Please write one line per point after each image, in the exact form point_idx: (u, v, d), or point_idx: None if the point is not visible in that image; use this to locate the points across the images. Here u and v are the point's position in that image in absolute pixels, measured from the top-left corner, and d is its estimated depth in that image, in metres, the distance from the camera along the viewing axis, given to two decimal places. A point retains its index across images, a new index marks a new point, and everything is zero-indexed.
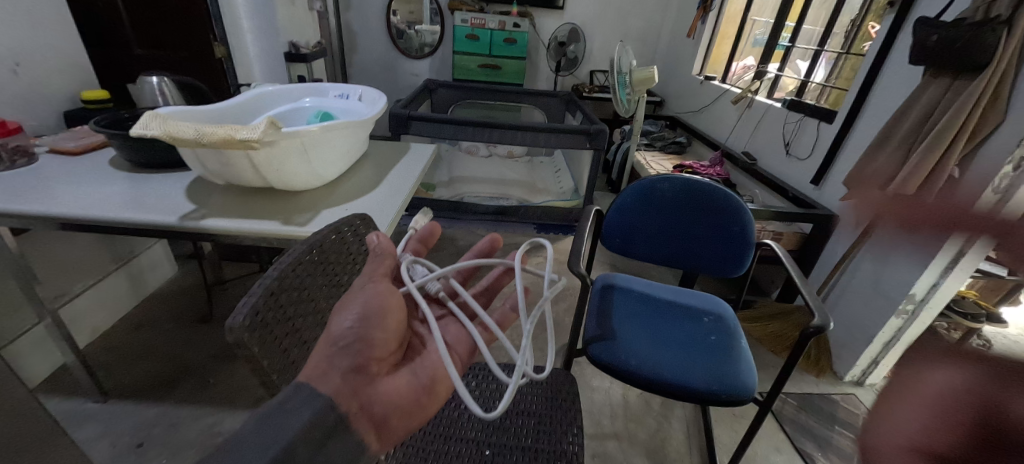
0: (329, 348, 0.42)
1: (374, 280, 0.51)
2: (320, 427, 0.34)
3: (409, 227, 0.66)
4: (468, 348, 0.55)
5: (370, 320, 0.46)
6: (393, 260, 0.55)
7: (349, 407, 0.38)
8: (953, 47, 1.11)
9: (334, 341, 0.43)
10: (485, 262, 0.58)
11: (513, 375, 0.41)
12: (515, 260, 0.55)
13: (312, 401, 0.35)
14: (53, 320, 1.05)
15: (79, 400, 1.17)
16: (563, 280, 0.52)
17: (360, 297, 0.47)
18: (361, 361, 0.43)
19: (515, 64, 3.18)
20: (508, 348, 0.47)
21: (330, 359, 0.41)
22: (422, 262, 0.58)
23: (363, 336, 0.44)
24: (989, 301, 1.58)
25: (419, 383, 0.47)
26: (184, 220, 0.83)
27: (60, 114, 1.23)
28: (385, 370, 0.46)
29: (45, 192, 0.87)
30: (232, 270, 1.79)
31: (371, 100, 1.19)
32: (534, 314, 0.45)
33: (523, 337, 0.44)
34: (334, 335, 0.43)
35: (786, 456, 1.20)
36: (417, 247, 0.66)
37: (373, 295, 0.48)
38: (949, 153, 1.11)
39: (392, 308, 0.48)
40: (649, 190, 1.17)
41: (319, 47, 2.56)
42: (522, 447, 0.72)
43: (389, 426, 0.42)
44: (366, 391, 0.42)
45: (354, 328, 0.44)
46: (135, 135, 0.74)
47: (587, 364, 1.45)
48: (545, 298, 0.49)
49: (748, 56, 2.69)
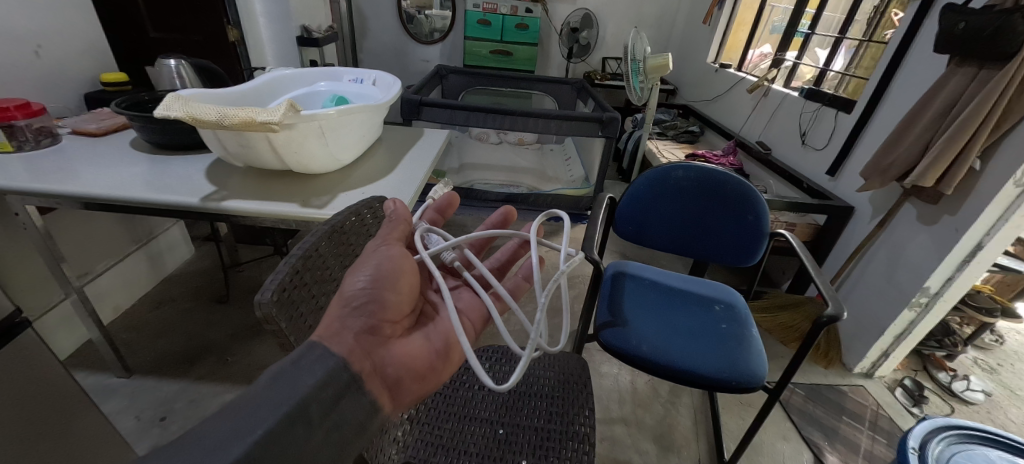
0: (342, 308, 0.42)
1: (388, 243, 0.52)
2: (334, 385, 0.32)
3: (427, 196, 0.68)
4: (480, 315, 0.58)
5: (382, 282, 0.47)
6: (408, 227, 0.58)
7: (362, 367, 0.36)
8: (981, 36, 1.07)
9: (347, 301, 0.43)
10: (500, 233, 0.58)
11: (526, 348, 0.42)
12: (532, 232, 0.56)
13: (325, 359, 0.33)
14: (79, 297, 1.08)
15: (104, 375, 1.22)
16: (580, 256, 0.53)
17: (373, 259, 0.49)
18: (373, 323, 0.43)
19: (527, 50, 3.14)
20: (522, 320, 0.47)
21: (343, 320, 0.40)
22: (437, 231, 0.59)
23: (376, 297, 0.45)
24: (1005, 296, 1.56)
25: (433, 347, 0.50)
26: (205, 200, 0.85)
27: (81, 96, 1.26)
28: (398, 333, 0.47)
29: (70, 172, 0.89)
30: (248, 253, 1.83)
31: (385, 84, 1.19)
32: (548, 287, 0.45)
33: (538, 309, 0.44)
34: (346, 294, 0.44)
35: (793, 444, 1.21)
36: (434, 216, 0.68)
37: (386, 257, 0.50)
38: (972, 144, 1.09)
39: (407, 272, 0.50)
40: (662, 178, 1.17)
41: (331, 31, 2.56)
42: (535, 427, 0.73)
43: (400, 390, 0.41)
44: (380, 353, 0.41)
45: (367, 289, 0.45)
46: (159, 117, 0.75)
47: (596, 351, 1.48)
48: (562, 271, 0.49)
49: (766, 44, 2.63)
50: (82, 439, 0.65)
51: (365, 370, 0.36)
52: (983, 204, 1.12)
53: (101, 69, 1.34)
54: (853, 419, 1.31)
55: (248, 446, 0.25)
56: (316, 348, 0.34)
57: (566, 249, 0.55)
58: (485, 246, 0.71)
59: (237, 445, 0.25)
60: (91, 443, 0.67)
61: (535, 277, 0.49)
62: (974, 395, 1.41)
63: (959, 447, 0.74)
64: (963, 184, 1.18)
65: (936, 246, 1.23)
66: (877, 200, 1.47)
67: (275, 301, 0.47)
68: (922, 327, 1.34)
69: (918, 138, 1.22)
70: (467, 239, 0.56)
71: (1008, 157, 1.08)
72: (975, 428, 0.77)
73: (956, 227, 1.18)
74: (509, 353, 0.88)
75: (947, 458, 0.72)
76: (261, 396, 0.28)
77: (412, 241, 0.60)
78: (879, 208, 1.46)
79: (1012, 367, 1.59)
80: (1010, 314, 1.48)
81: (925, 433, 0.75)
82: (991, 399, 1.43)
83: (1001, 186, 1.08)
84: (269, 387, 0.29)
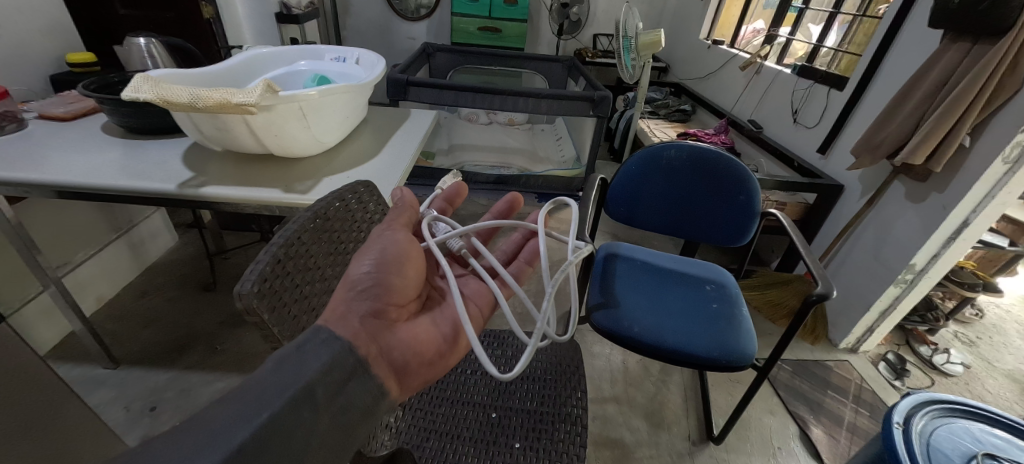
0: (347, 292, 0.41)
1: (393, 229, 0.51)
2: (340, 368, 0.31)
3: (437, 185, 0.66)
4: (488, 301, 0.57)
5: (387, 266, 0.46)
6: (414, 214, 0.56)
7: (368, 351, 0.35)
8: (976, 10, 1.05)
9: (352, 285, 0.42)
10: (505, 222, 0.56)
11: (531, 337, 0.41)
12: (539, 222, 0.55)
13: (330, 344, 0.32)
14: (58, 288, 1.05)
15: (89, 367, 1.19)
16: (588, 248, 0.51)
17: (377, 244, 0.48)
18: (379, 306, 0.43)
19: (517, 27, 3.03)
20: (529, 307, 0.46)
21: (350, 303, 0.40)
22: (446, 219, 0.57)
23: (381, 281, 0.45)
24: (986, 272, 1.60)
25: (441, 332, 0.50)
26: (183, 187, 0.81)
27: (46, 79, 1.19)
28: (405, 317, 0.47)
29: (40, 158, 0.84)
30: (233, 240, 1.79)
31: (369, 63, 1.15)
32: (557, 275, 0.43)
33: (546, 298, 0.43)
34: (351, 279, 0.43)
35: (779, 418, 1.25)
36: (443, 205, 0.66)
37: (391, 242, 0.49)
38: (962, 123, 1.09)
39: (413, 259, 0.49)
40: (654, 158, 1.16)
41: (312, 8, 2.46)
42: (527, 410, 0.73)
43: (407, 375, 0.41)
44: (385, 337, 0.41)
45: (372, 273, 0.45)
46: (127, 99, 0.71)
47: (588, 331, 1.49)
48: (569, 262, 0.49)
49: (758, 20, 2.57)
50: (68, 430, 0.64)
51: (371, 354, 0.36)
52: (970, 181, 1.13)
53: (66, 48, 1.27)
54: (837, 393, 1.34)
55: (254, 428, 0.25)
56: (321, 331, 0.34)
57: (573, 240, 0.54)
58: (493, 235, 0.69)
59: (244, 427, 0.25)
60: (78, 433, 0.66)
61: (543, 265, 0.47)
62: (953, 368, 1.46)
63: (942, 420, 0.74)
64: (952, 162, 1.18)
65: (924, 222, 1.25)
66: (867, 178, 1.47)
67: (257, 292, 0.46)
68: (906, 303, 1.38)
69: (909, 116, 1.21)
70: (476, 229, 0.54)
71: (997, 134, 1.08)
72: (957, 402, 0.77)
73: (943, 204, 1.19)
74: (501, 337, 0.88)
75: (929, 432, 0.72)
76: (266, 381, 0.28)
77: (419, 229, 0.58)
78: (868, 186, 1.47)
79: (990, 340, 1.64)
80: (990, 289, 1.52)
81: (909, 408, 0.75)
82: (969, 371, 1.48)
83: (990, 163, 1.09)
84: (272, 373, 0.28)
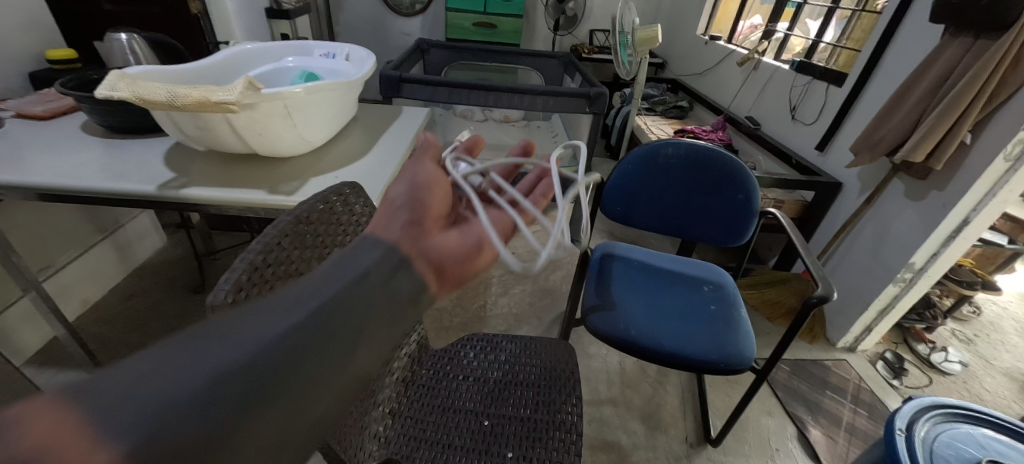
0: (386, 208, 0.39)
1: (422, 162, 0.49)
2: (386, 263, 0.30)
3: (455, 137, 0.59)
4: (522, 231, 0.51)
5: (419, 190, 0.43)
6: (438, 153, 0.53)
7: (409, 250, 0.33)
8: (979, 4, 1.03)
9: (389, 203, 0.40)
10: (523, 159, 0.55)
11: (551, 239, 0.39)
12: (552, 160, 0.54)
13: (372, 248, 0.31)
14: (39, 293, 1.02)
15: (74, 372, 1.17)
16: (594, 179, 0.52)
17: (407, 174, 0.46)
18: (418, 219, 0.38)
19: (512, 22, 2.98)
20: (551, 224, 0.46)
21: (387, 216, 0.37)
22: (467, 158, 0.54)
23: (416, 199, 0.41)
24: (984, 270, 1.59)
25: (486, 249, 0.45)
26: (163, 189, 0.78)
27: (25, 77, 1.15)
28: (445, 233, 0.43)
29: (15, 159, 0.81)
30: (223, 240, 1.76)
31: (359, 59, 1.12)
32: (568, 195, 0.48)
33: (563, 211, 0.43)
34: (387, 199, 0.41)
35: (777, 419, 1.23)
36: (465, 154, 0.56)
37: (420, 173, 0.47)
38: (963, 119, 1.07)
39: (442, 185, 0.46)
40: (651, 155, 1.13)
41: (303, 3, 2.41)
42: (520, 417, 0.71)
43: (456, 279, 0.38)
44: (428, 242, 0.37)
45: (405, 194, 0.42)
46: (102, 98, 0.68)
47: (585, 332, 1.47)
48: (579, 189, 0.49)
49: (756, 15, 2.53)
50: None
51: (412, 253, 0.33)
52: (972, 179, 1.11)
53: (46, 44, 1.23)
54: (835, 393, 1.33)
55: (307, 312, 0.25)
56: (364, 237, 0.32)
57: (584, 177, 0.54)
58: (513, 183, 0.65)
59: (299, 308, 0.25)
60: None
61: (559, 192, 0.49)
62: (951, 366, 1.45)
63: (945, 426, 0.73)
64: (953, 159, 1.16)
65: (923, 220, 1.23)
66: (866, 176, 1.46)
67: (230, 303, 0.43)
68: (905, 301, 1.36)
69: (910, 112, 1.20)
70: (495, 165, 0.53)
71: (999, 131, 1.06)
72: (960, 406, 0.75)
73: (943, 202, 1.18)
74: (494, 341, 0.86)
75: (932, 438, 0.70)
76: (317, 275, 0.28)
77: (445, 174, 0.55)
78: (867, 184, 1.45)
79: (988, 337, 1.64)
80: (989, 287, 1.51)
81: (912, 413, 0.73)
82: (967, 369, 1.47)
83: (991, 160, 1.07)
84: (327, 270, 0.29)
